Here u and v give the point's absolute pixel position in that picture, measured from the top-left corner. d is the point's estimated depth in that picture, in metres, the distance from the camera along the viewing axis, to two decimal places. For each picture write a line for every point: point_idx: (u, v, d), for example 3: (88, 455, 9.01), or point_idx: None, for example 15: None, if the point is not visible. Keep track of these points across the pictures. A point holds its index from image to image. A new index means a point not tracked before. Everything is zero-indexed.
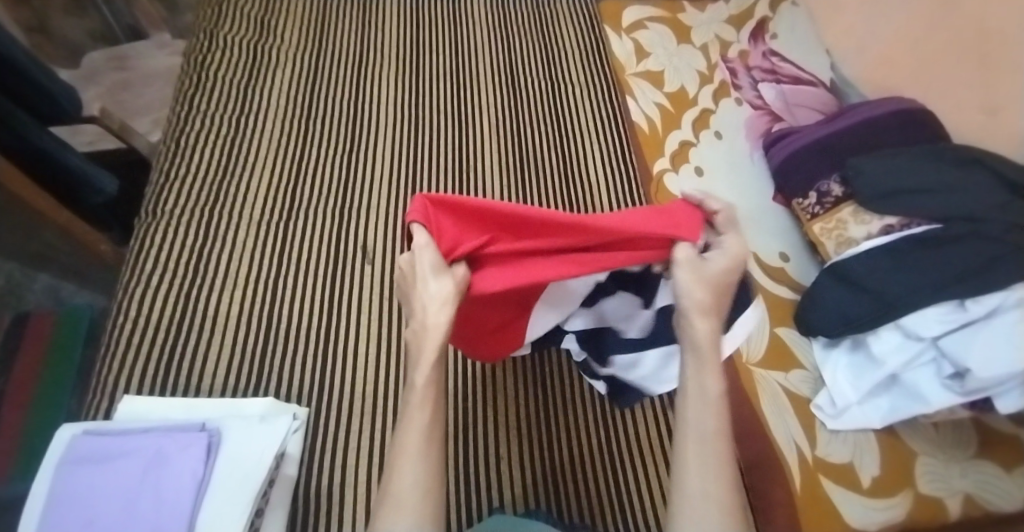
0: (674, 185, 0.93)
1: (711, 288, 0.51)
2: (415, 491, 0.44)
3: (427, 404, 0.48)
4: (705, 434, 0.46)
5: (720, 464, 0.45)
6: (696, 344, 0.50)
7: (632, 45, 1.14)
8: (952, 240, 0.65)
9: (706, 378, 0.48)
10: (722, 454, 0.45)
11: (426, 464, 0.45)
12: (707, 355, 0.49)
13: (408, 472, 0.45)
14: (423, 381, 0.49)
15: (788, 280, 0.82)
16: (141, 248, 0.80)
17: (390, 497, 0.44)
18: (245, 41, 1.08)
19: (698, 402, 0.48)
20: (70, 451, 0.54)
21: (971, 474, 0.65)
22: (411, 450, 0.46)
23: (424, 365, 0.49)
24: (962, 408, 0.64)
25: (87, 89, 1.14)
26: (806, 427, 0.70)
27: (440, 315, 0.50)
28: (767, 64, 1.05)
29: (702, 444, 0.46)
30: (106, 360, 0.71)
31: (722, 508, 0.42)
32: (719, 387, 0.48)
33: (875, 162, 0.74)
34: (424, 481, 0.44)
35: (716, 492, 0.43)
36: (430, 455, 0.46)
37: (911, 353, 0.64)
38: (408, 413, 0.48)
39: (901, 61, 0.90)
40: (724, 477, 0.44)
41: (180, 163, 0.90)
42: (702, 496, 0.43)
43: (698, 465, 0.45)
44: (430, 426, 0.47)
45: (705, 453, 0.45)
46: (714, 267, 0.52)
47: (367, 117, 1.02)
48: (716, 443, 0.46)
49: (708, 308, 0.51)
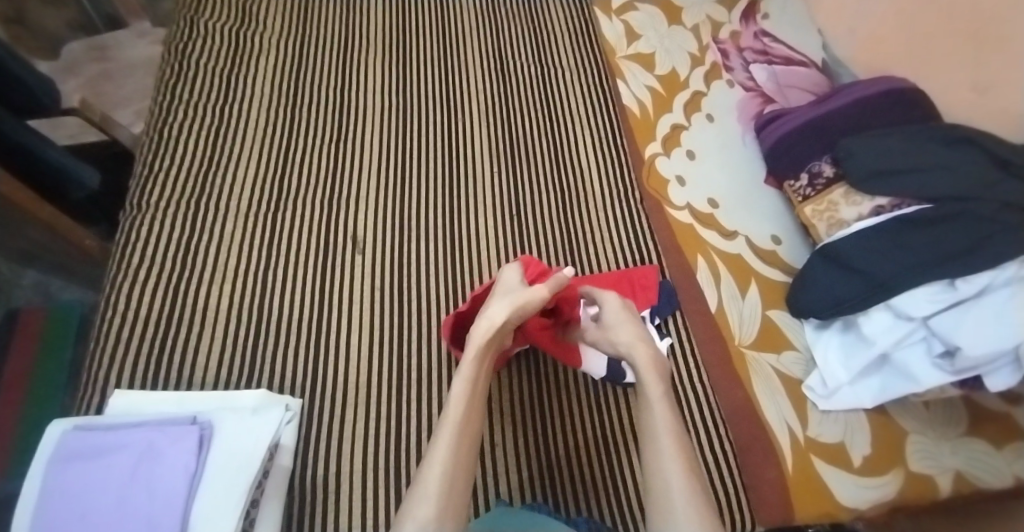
0: (665, 168, 0.93)
1: (627, 323, 0.69)
2: (445, 479, 0.52)
3: (464, 398, 0.58)
4: (660, 435, 0.58)
5: (675, 454, 0.57)
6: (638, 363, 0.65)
7: (623, 27, 1.13)
8: (943, 219, 0.64)
9: (649, 386, 0.62)
10: (675, 445, 0.57)
11: (452, 454, 0.54)
12: (647, 374, 0.63)
13: (437, 464, 0.53)
14: (462, 376, 0.60)
15: (780, 262, 0.82)
16: (127, 242, 0.79)
17: (420, 490, 0.52)
18: (228, 28, 1.06)
19: (649, 413, 0.61)
20: (61, 447, 0.54)
21: (961, 451, 0.66)
22: (444, 439, 0.55)
23: (466, 358, 0.61)
24: (952, 386, 0.65)
25: (66, 80, 1.11)
26: (798, 408, 0.70)
27: (496, 313, 0.63)
28: (758, 45, 1.04)
29: (658, 437, 0.58)
30: (96, 355, 0.70)
31: (689, 487, 0.54)
32: (658, 389, 0.62)
33: (866, 142, 0.74)
34: (450, 472, 0.53)
35: (679, 473, 0.55)
36: (460, 450, 0.55)
37: (903, 333, 0.64)
38: (448, 408, 0.58)
39: (892, 39, 0.89)
40: (680, 465, 0.56)
41: (165, 155, 0.88)
42: (671, 479, 0.55)
43: (659, 462, 0.56)
44: (463, 420, 0.57)
45: (663, 444, 0.58)
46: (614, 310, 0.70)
47: (354, 104, 1.01)
48: (667, 438, 0.58)
49: (638, 341, 0.66)
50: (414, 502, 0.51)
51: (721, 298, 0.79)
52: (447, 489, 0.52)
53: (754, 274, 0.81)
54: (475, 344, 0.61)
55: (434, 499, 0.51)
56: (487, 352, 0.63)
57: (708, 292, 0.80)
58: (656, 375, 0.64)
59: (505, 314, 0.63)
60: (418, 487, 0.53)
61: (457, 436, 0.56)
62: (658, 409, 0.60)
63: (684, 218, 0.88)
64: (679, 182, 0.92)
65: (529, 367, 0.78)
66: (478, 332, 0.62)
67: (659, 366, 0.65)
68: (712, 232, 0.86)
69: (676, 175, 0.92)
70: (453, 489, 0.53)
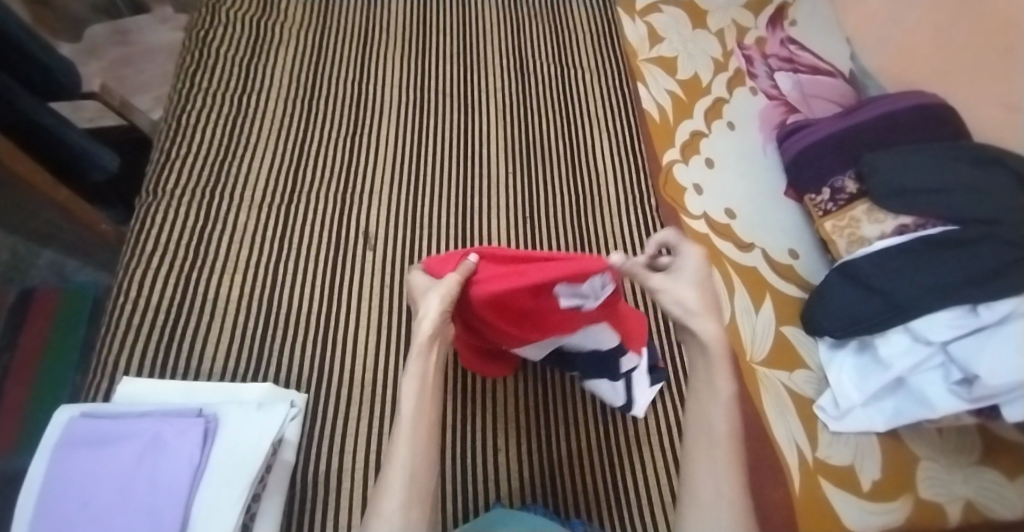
0: (683, 176, 0.92)
1: (697, 288, 0.53)
2: (406, 477, 0.49)
3: (414, 389, 0.53)
4: (718, 438, 0.50)
5: (731, 465, 0.49)
6: (707, 349, 0.52)
7: (646, 29, 1.12)
8: (967, 243, 0.62)
9: (717, 380, 0.51)
10: (732, 454, 0.49)
11: (415, 453, 0.50)
12: (716, 360, 0.51)
13: (399, 459, 0.50)
14: (412, 372, 0.54)
15: (796, 277, 0.80)
16: (141, 228, 0.79)
17: (384, 480, 0.49)
18: (248, 17, 1.05)
19: (707, 408, 0.51)
20: (67, 434, 0.54)
21: (974, 480, 0.64)
22: (403, 438, 0.51)
23: (410, 358, 0.54)
24: (968, 415, 0.63)
25: (89, 63, 1.13)
26: (808, 428, 0.69)
27: (429, 307, 0.55)
28: (784, 53, 1.02)
29: (712, 444, 0.50)
30: (106, 340, 0.71)
31: (737, 508, 0.47)
32: (730, 388, 0.51)
33: (891, 159, 0.71)
34: (413, 464, 0.50)
35: (728, 491, 0.48)
36: (420, 445, 0.51)
37: (920, 357, 0.62)
38: (401, 406, 0.53)
39: (920, 52, 0.86)
40: (736, 476, 0.48)
41: (182, 141, 0.88)
42: (716, 495, 0.48)
43: (709, 468, 0.49)
44: (419, 412, 0.52)
45: (715, 451, 0.50)
46: (689, 268, 0.53)
47: (371, 97, 1.00)
48: (724, 443, 0.50)
49: (711, 318, 0.52)
50: (381, 496, 0.48)
51: (734, 311, 0.78)
52: (411, 485, 0.49)
53: (768, 289, 0.79)
54: (418, 343, 0.54)
55: (398, 494, 0.48)
56: (433, 345, 0.55)
57: (721, 305, 0.79)
58: (729, 368, 0.52)
59: (432, 310, 0.55)
60: (382, 480, 0.49)
61: (413, 431, 0.51)
62: (718, 409, 0.51)
63: (700, 228, 0.86)
64: (697, 191, 0.90)
65: (534, 372, 0.78)
66: (420, 327, 0.55)
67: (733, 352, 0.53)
68: (728, 243, 0.84)
69: (693, 184, 0.91)
70: (417, 482, 0.49)
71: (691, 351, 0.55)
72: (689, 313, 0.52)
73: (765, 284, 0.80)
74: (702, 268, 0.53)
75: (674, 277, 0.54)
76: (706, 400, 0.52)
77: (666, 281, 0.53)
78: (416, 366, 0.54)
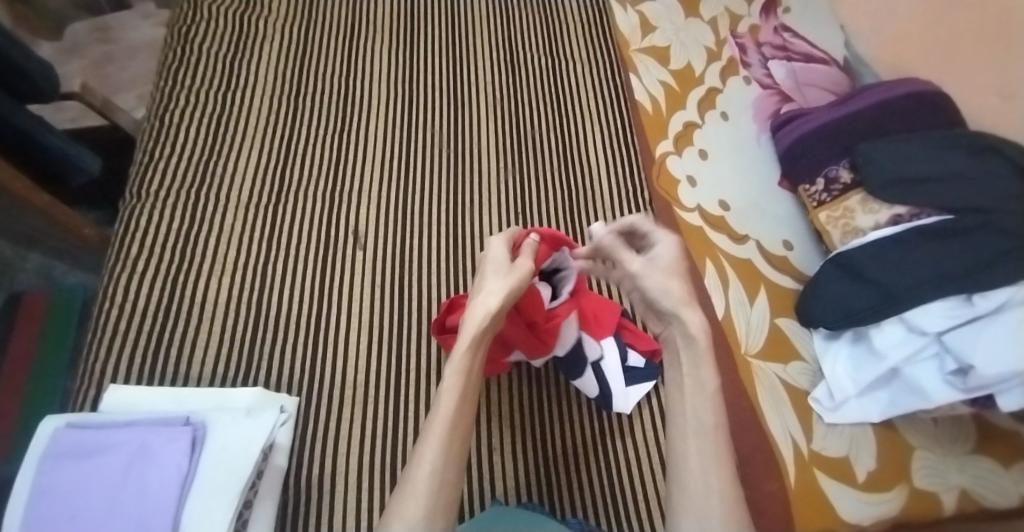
0: (677, 167, 0.90)
1: (676, 277, 0.56)
2: (433, 481, 0.46)
3: (455, 393, 0.51)
4: (706, 433, 0.49)
5: (720, 459, 0.48)
6: (695, 340, 0.52)
7: (638, 18, 1.10)
8: (961, 232, 0.62)
9: (704, 373, 0.51)
10: (722, 447, 0.49)
11: (445, 454, 0.48)
12: (703, 353, 0.52)
13: (427, 462, 0.47)
14: (455, 368, 0.52)
15: (790, 269, 0.80)
16: (126, 231, 0.78)
17: (408, 484, 0.47)
18: (232, 12, 1.03)
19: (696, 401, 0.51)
20: (52, 445, 0.54)
21: (968, 469, 0.64)
22: (434, 439, 0.48)
23: (459, 347, 0.52)
24: (963, 404, 0.63)
25: (69, 62, 1.10)
26: (803, 421, 0.69)
27: (488, 298, 0.53)
28: (777, 40, 1.00)
29: (701, 438, 0.49)
30: (92, 346, 0.70)
31: (730, 504, 0.46)
32: (715, 381, 0.51)
33: (885, 149, 0.71)
34: (441, 468, 0.47)
35: (720, 488, 0.47)
36: (451, 451, 0.48)
37: (915, 348, 0.62)
38: (438, 403, 0.50)
39: (915, 37, 0.85)
40: (726, 472, 0.47)
41: (166, 141, 0.87)
42: (707, 492, 0.47)
43: (701, 463, 0.48)
44: (456, 417, 0.50)
45: (704, 446, 0.49)
46: (665, 258, 0.58)
47: (360, 92, 0.99)
48: (714, 437, 0.49)
49: (684, 300, 0.54)
50: (404, 500, 0.46)
51: (728, 304, 0.77)
52: (437, 487, 0.46)
53: (762, 281, 0.79)
54: (471, 333, 0.52)
55: (423, 498, 0.45)
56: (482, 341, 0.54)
57: (716, 298, 0.78)
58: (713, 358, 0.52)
59: (500, 300, 0.53)
60: (403, 487, 0.47)
61: (448, 435, 0.49)
62: (705, 402, 0.50)
63: (693, 220, 0.85)
64: (690, 182, 0.89)
65: (528, 370, 0.77)
66: (472, 319, 0.52)
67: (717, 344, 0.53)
68: (722, 236, 0.83)
69: (687, 176, 0.89)
70: (444, 487, 0.47)
71: (675, 347, 0.55)
72: (671, 302, 0.54)
73: (759, 276, 0.79)
74: (676, 256, 0.57)
75: (652, 263, 0.58)
76: (692, 394, 0.51)
77: (642, 266, 0.57)
78: (461, 363, 0.52)
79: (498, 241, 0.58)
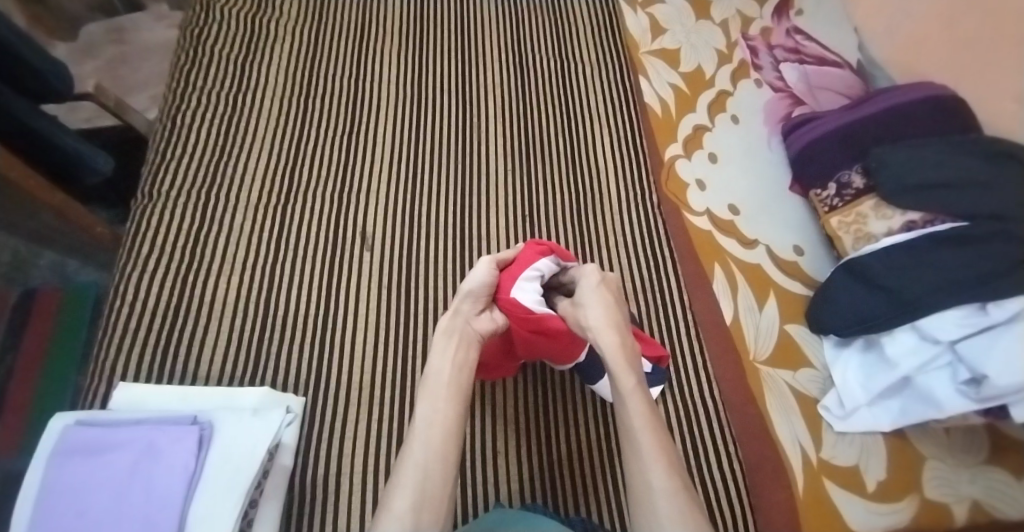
0: (686, 171, 0.90)
1: (601, 307, 0.62)
2: (417, 472, 0.51)
3: (431, 392, 0.58)
4: (637, 432, 0.54)
5: (654, 452, 0.52)
6: (608, 355, 0.59)
7: (648, 21, 1.09)
8: (976, 239, 0.61)
9: (619, 378, 0.57)
10: (652, 442, 0.53)
11: (428, 450, 0.53)
12: (616, 365, 0.58)
13: (412, 460, 0.52)
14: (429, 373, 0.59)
15: (801, 274, 0.79)
16: (137, 230, 0.79)
17: (397, 485, 0.51)
18: (244, 14, 1.04)
19: (623, 408, 0.56)
20: (62, 442, 0.54)
21: (981, 480, 0.62)
22: (416, 438, 0.54)
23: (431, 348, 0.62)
24: (976, 415, 0.62)
25: (84, 62, 1.12)
26: (812, 429, 0.68)
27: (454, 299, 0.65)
28: (790, 43, 0.99)
29: (631, 436, 0.54)
30: (103, 344, 0.71)
31: (667, 490, 0.50)
32: (631, 381, 0.57)
33: (899, 153, 0.70)
34: (427, 461, 0.52)
35: (657, 479, 0.51)
36: (434, 446, 0.53)
37: (927, 357, 0.61)
38: (417, 408, 0.57)
39: (930, 41, 0.84)
40: (661, 462, 0.52)
41: (177, 141, 0.87)
42: (649, 486, 0.51)
43: (640, 460, 0.52)
44: (435, 414, 0.56)
45: (637, 442, 0.53)
46: (587, 292, 0.64)
47: (369, 93, 0.99)
48: (643, 434, 0.53)
49: (610, 328, 0.60)
50: (396, 493, 0.50)
51: (737, 310, 0.77)
52: (421, 480, 0.51)
53: (772, 287, 0.78)
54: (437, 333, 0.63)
55: (410, 490, 0.50)
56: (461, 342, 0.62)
57: (724, 303, 0.78)
58: (627, 364, 0.58)
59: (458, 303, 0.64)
60: (393, 482, 0.52)
61: (427, 430, 0.54)
62: (629, 403, 0.56)
63: (702, 225, 0.85)
64: (699, 186, 0.88)
65: (533, 373, 0.77)
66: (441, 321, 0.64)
67: (630, 353, 0.59)
68: (731, 240, 0.82)
69: (696, 179, 0.89)
70: (430, 483, 0.51)
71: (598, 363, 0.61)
72: (592, 326, 0.61)
73: (769, 282, 0.78)
74: (600, 288, 0.63)
75: (580, 303, 0.64)
76: (618, 405, 0.56)
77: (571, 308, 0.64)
78: (437, 365, 0.60)
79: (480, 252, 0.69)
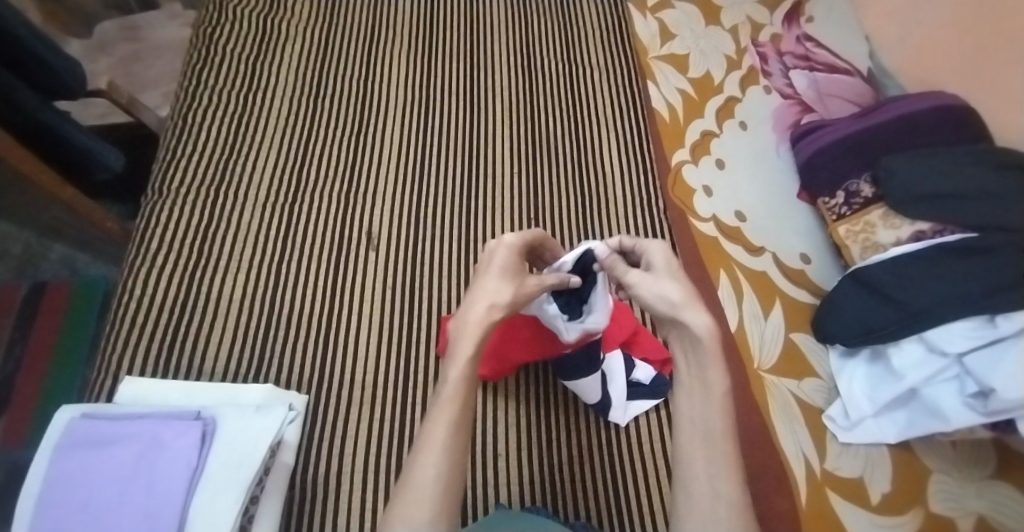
0: (692, 177, 0.90)
1: (680, 279, 0.50)
2: (439, 486, 0.42)
3: (458, 389, 0.46)
4: (713, 436, 0.44)
5: (728, 467, 0.43)
6: (697, 338, 0.46)
7: (658, 26, 1.09)
8: (985, 251, 0.60)
9: (711, 371, 0.45)
10: (730, 453, 0.43)
11: (451, 458, 0.43)
12: (709, 352, 0.46)
13: (431, 466, 0.42)
14: (456, 369, 0.47)
15: (808, 283, 0.78)
16: (146, 226, 0.79)
17: (409, 489, 0.42)
18: (256, 14, 1.05)
19: (701, 405, 0.45)
20: (67, 435, 0.55)
21: (987, 495, 0.60)
22: (439, 439, 0.44)
23: (458, 356, 0.47)
24: (983, 428, 0.60)
25: (98, 59, 1.13)
26: (816, 439, 0.67)
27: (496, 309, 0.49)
28: (800, 50, 0.99)
29: (707, 441, 0.44)
30: (110, 338, 0.71)
31: (738, 513, 0.41)
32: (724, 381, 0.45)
33: (909, 163, 0.69)
34: (447, 473, 0.43)
35: (728, 494, 0.42)
36: (457, 454, 0.44)
37: (933, 368, 0.60)
38: (439, 401, 0.45)
39: (941, 50, 0.83)
40: (736, 478, 0.42)
41: (187, 140, 0.88)
42: (714, 501, 0.42)
43: (708, 467, 0.43)
44: (459, 416, 0.45)
45: (712, 450, 0.44)
46: (663, 264, 0.52)
47: (378, 94, 1.00)
48: (723, 442, 0.44)
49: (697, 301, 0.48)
50: (404, 502, 0.41)
51: (742, 317, 0.76)
52: (441, 495, 0.42)
53: (778, 295, 0.77)
54: (470, 342, 0.47)
55: (429, 501, 0.41)
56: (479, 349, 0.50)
57: (729, 310, 0.77)
58: (721, 356, 0.46)
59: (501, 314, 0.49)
60: (403, 486, 0.42)
61: (452, 434, 0.44)
62: (711, 404, 0.45)
63: (708, 231, 0.84)
64: (706, 192, 0.88)
65: (536, 372, 0.77)
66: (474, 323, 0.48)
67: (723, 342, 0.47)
68: (737, 247, 0.82)
69: (703, 185, 0.89)
70: (448, 494, 0.42)
71: (678, 343, 0.49)
72: (675, 300, 0.48)
73: (775, 290, 0.78)
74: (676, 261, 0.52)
75: (653, 273, 0.51)
76: (699, 395, 0.46)
77: (643, 278, 0.51)
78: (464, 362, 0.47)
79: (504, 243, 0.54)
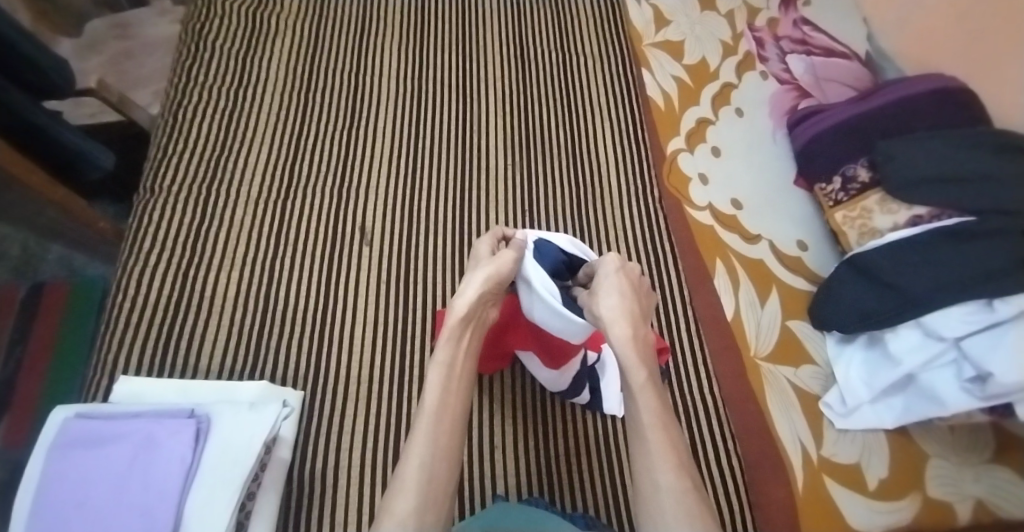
0: (688, 165, 0.89)
1: (615, 299, 0.59)
2: (422, 473, 0.49)
3: (438, 384, 0.56)
4: (647, 430, 0.54)
5: (662, 453, 0.52)
6: (619, 350, 0.57)
7: (652, 12, 1.07)
8: (983, 235, 0.60)
9: (631, 374, 0.56)
10: (663, 443, 0.53)
11: (434, 449, 0.52)
12: (629, 358, 0.57)
13: (415, 455, 0.51)
14: (439, 362, 0.57)
15: (805, 271, 0.77)
16: (139, 226, 0.79)
17: (397, 477, 0.50)
18: (245, 9, 1.04)
19: (634, 404, 0.56)
20: (61, 434, 0.55)
21: (985, 479, 0.61)
22: (421, 433, 0.52)
23: (443, 338, 0.59)
24: (981, 413, 0.60)
25: (89, 57, 1.13)
26: (813, 426, 0.67)
27: (468, 288, 0.60)
28: (797, 34, 0.97)
29: (641, 435, 0.54)
30: (106, 337, 0.71)
31: (678, 495, 0.49)
32: (643, 377, 0.56)
33: (907, 147, 0.68)
34: (430, 463, 0.50)
35: (667, 481, 0.50)
36: (439, 444, 0.52)
37: (931, 354, 0.60)
38: (425, 397, 0.55)
39: (940, 32, 0.81)
40: (670, 465, 0.51)
41: (179, 137, 0.88)
42: (658, 488, 0.50)
43: (647, 459, 0.52)
44: (440, 408, 0.54)
45: (647, 443, 0.53)
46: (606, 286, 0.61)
47: (369, 87, 0.99)
48: (654, 434, 0.53)
49: (622, 319, 0.58)
50: (397, 497, 0.48)
51: (738, 306, 0.76)
52: (427, 480, 0.50)
53: (775, 283, 0.77)
54: (450, 326, 0.59)
55: (413, 492, 0.49)
56: (467, 331, 0.60)
57: (725, 299, 0.77)
58: (639, 359, 0.57)
59: (476, 289, 0.59)
60: (395, 481, 0.50)
61: (434, 426, 0.53)
62: (641, 399, 0.55)
63: (704, 220, 0.84)
64: (702, 180, 0.87)
65: None
66: (456, 307, 0.59)
67: (642, 347, 0.58)
68: (733, 235, 0.81)
69: (698, 173, 0.88)
70: (435, 483, 0.50)
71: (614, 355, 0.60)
72: (605, 317, 0.59)
73: (772, 278, 0.77)
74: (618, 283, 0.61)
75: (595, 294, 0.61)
76: (629, 401, 0.56)
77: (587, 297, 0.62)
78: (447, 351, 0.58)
79: (484, 239, 0.66)
